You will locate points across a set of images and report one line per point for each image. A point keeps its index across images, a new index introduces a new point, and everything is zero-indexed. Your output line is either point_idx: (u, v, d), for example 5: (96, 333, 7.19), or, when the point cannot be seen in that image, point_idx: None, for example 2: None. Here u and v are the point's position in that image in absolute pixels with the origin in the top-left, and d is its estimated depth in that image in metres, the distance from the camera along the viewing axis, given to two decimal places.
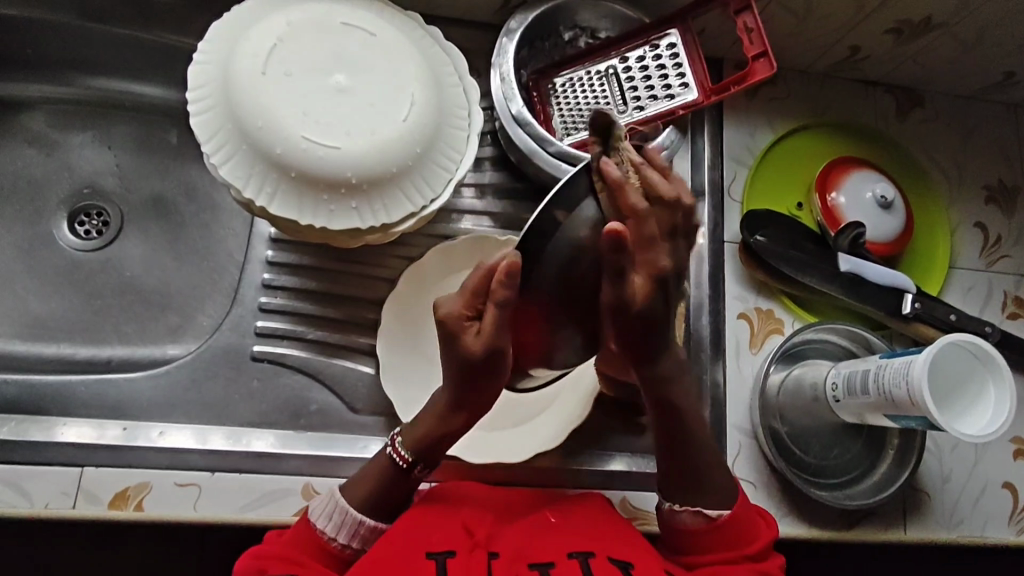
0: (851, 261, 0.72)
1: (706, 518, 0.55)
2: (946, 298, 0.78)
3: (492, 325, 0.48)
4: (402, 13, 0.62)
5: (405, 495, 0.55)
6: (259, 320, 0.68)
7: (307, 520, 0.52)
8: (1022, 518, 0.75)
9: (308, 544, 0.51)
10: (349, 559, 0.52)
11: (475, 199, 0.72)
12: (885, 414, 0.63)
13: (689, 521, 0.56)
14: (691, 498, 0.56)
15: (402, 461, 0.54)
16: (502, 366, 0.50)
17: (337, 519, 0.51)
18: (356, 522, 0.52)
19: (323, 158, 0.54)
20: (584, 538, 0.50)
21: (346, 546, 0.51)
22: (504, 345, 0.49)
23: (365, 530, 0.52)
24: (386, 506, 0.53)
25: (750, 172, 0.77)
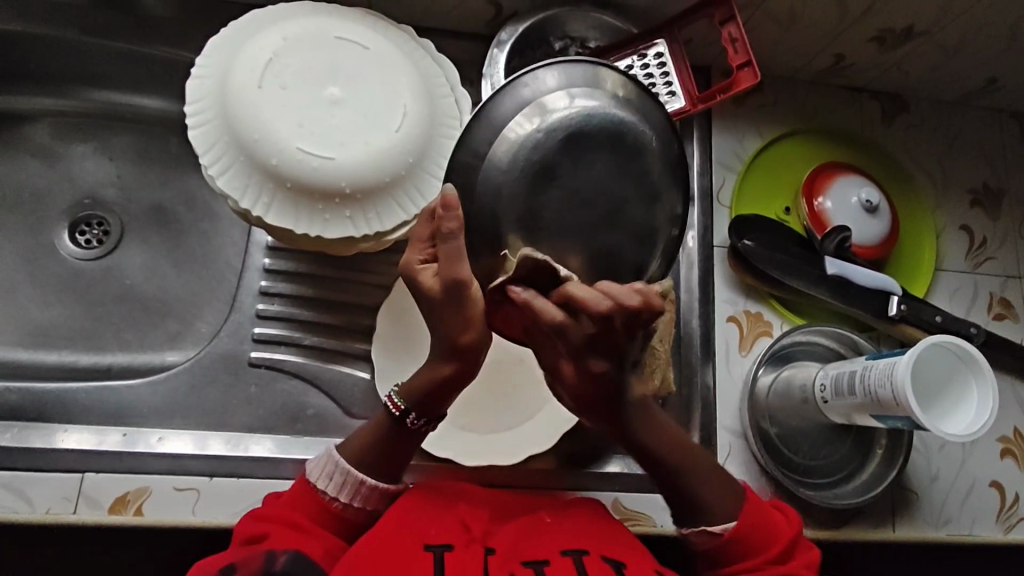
0: (839, 265, 0.73)
1: (710, 536, 0.53)
2: (932, 301, 0.80)
3: (444, 258, 0.46)
4: (394, 26, 0.63)
5: (398, 451, 0.54)
6: (257, 327, 0.69)
7: (307, 480, 0.53)
8: (1010, 517, 0.76)
9: (308, 507, 0.52)
10: (352, 521, 0.53)
11: None
12: (872, 414, 0.64)
13: (697, 541, 0.54)
14: (693, 518, 0.54)
15: (394, 408, 0.53)
16: (468, 308, 0.48)
17: (338, 479, 0.52)
18: (356, 482, 0.53)
19: (318, 169, 0.55)
20: (580, 534, 0.52)
21: (349, 505, 0.53)
22: (459, 278, 0.46)
23: (365, 490, 0.53)
24: (378, 461, 0.54)
25: (738, 178, 0.78)
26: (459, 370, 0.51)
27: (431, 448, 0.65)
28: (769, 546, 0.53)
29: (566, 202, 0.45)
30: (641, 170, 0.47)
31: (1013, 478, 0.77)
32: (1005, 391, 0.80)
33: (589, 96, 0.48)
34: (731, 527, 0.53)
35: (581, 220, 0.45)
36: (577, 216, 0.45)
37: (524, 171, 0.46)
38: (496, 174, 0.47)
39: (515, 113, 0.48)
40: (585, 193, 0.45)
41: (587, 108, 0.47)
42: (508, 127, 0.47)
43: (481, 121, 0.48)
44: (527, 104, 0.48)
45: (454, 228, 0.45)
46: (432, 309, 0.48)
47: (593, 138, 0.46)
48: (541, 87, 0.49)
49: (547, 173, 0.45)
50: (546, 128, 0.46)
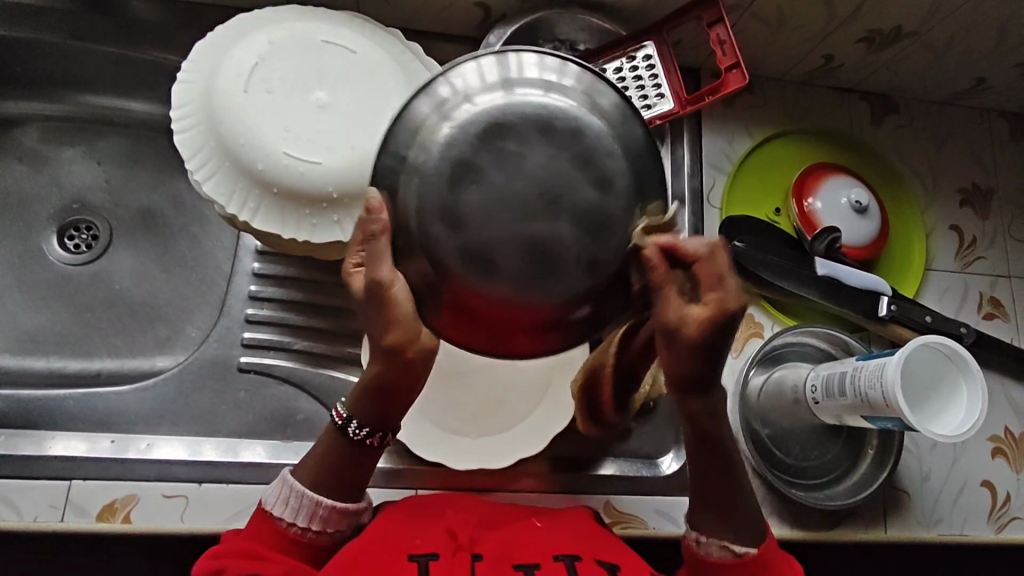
0: (828, 265, 0.73)
1: (732, 554, 0.52)
2: (923, 301, 0.80)
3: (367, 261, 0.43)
4: (383, 30, 0.63)
5: (352, 470, 0.52)
6: (246, 332, 0.69)
7: (264, 509, 0.52)
8: (1001, 516, 0.76)
9: (266, 535, 0.51)
10: (312, 543, 0.51)
11: None
12: (863, 415, 0.64)
13: (714, 554, 0.53)
14: (719, 530, 0.53)
15: (337, 419, 0.52)
16: (391, 311, 0.44)
17: (293, 504, 0.51)
18: (312, 503, 0.51)
19: (305, 173, 0.55)
20: (570, 538, 0.52)
21: (307, 530, 0.51)
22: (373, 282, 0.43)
23: (321, 511, 0.51)
24: (330, 480, 0.52)
25: (728, 179, 0.79)
26: (396, 375, 0.48)
27: (421, 453, 0.65)
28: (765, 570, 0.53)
29: (494, 198, 0.40)
30: (596, 175, 0.42)
31: (1003, 477, 0.77)
32: (995, 390, 0.80)
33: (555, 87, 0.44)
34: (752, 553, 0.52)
35: (513, 219, 0.40)
36: (504, 214, 0.40)
37: (452, 154, 0.41)
38: (423, 157, 0.42)
39: (465, 92, 0.43)
40: (522, 191, 0.40)
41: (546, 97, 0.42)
42: (442, 107, 0.43)
43: (420, 100, 0.44)
44: (480, 89, 0.43)
45: (375, 232, 0.42)
46: (363, 315, 0.46)
47: (532, 131, 0.42)
48: (508, 70, 0.44)
49: (474, 168, 0.41)
50: (484, 116, 0.42)
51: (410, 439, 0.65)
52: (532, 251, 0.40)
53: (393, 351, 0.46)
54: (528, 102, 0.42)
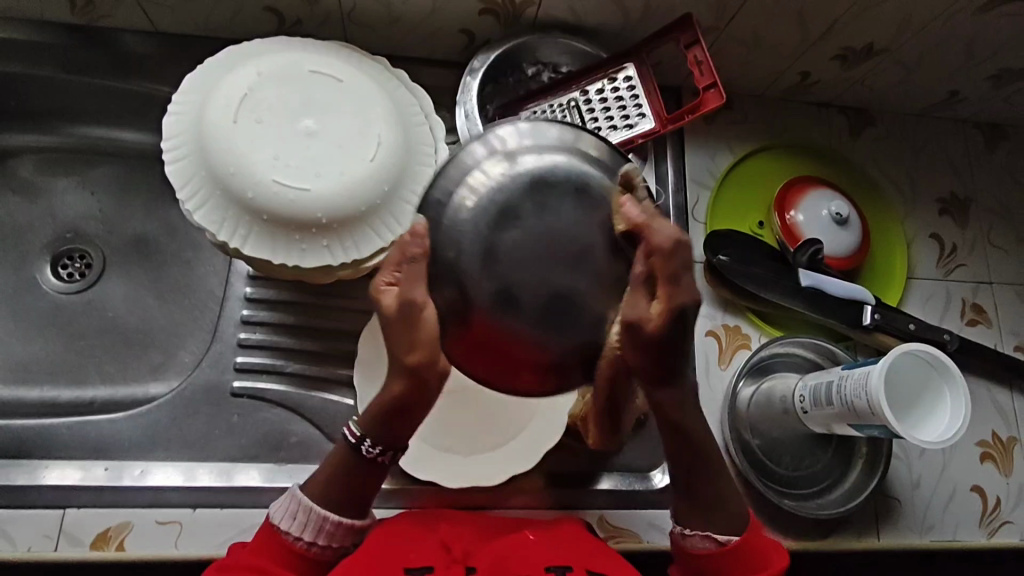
0: (812, 276, 0.74)
1: (716, 542, 0.54)
2: (906, 309, 0.81)
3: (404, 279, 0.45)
4: (368, 58, 0.65)
5: (360, 487, 0.53)
6: (239, 356, 0.70)
7: (271, 524, 0.52)
8: (992, 520, 0.77)
9: (272, 549, 0.51)
10: (317, 559, 0.52)
11: None
12: (850, 423, 0.65)
13: (699, 546, 0.54)
14: (705, 522, 0.54)
15: (351, 438, 0.53)
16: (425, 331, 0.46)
17: (302, 518, 0.52)
18: (319, 518, 0.52)
19: (295, 200, 0.56)
20: (563, 550, 0.51)
21: (312, 544, 0.52)
22: (415, 299, 0.45)
23: (328, 526, 0.52)
24: (337, 494, 0.53)
25: (711, 193, 0.80)
26: (413, 398, 0.49)
27: (413, 472, 0.65)
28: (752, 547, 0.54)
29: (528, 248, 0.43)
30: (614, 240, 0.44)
31: (993, 482, 0.78)
32: (982, 395, 0.81)
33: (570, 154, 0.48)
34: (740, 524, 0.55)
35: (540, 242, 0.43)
36: (537, 268, 0.43)
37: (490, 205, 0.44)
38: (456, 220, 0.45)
39: (492, 156, 0.46)
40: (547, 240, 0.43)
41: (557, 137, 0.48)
42: (486, 176, 0.45)
43: (477, 143, 0.48)
44: (541, 131, 0.48)
45: (418, 250, 0.45)
46: (388, 333, 0.47)
47: (563, 188, 0.45)
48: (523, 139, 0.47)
49: (506, 215, 0.44)
50: (509, 174, 0.45)
51: (404, 458, 0.66)
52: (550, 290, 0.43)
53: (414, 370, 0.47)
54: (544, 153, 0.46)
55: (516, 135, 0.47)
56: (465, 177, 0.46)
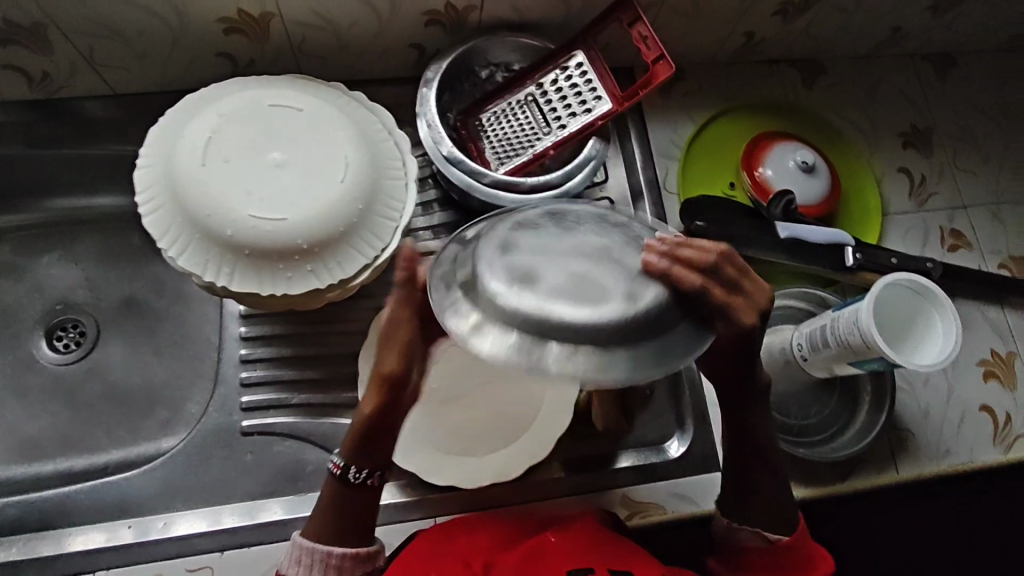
0: (789, 227, 0.76)
1: (764, 541, 0.55)
2: (887, 244, 0.83)
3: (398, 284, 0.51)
4: (325, 85, 0.66)
5: (355, 515, 0.52)
6: (244, 396, 0.70)
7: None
8: (1005, 437, 0.78)
9: None
10: None
11: (432, 239, 0.75)
12: (849, 362, 0.66)
13: (745, 540, 0.56)
14: (748, 515, 0.57)
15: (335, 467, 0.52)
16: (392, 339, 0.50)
17: (307, 561, 0.51)
18: (323, 557, 0.51)
19: (273, 231, 0.57)
20: (584, 552, 0.50)
21: None
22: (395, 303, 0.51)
23: (334, 561, 0.51)
24: (335, 530, 0.52)
25: (679, 163, 0.82)
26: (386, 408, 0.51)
27: (433, 481, 0.66)
28: (790, 568, 0.54)
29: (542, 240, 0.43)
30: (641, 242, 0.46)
31: (1000, 399, 0.79)
32: (975, 316, 0.82)
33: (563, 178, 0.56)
34: (785, 539, 0.55)
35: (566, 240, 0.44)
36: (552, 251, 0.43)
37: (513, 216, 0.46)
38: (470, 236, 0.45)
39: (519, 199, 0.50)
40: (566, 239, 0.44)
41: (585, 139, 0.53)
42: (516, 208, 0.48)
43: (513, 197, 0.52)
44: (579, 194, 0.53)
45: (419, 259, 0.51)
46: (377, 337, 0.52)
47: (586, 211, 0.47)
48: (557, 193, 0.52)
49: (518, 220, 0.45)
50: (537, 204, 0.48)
51: (422, 471, 0.66)
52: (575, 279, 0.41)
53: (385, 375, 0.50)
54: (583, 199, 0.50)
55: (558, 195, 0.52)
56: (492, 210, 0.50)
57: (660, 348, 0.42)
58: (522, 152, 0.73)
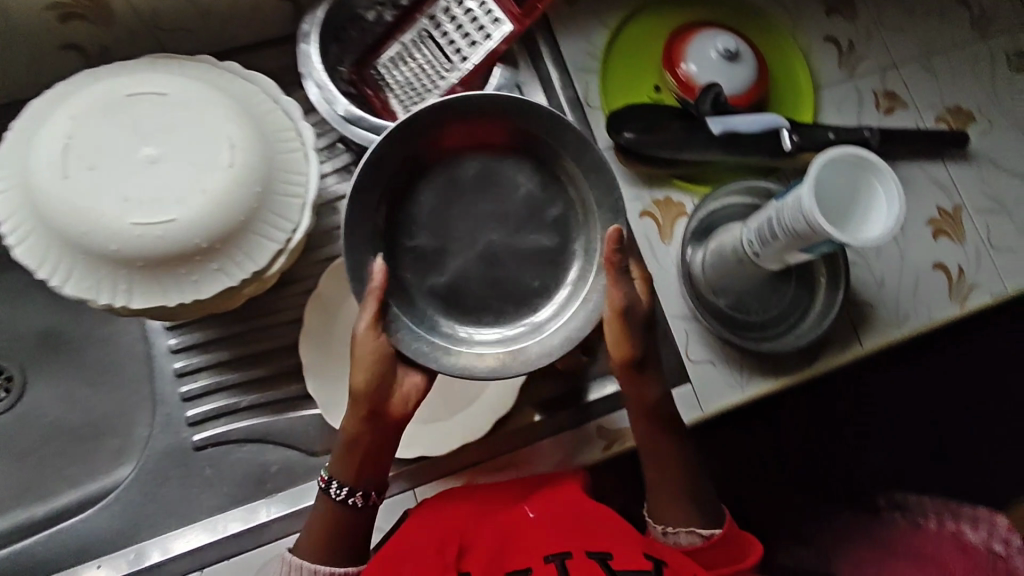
0: (721, 122, 0.72)
1: (701, 537, 0.58)
2: (822, 120, 0.80)
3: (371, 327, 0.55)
4: (190, 61, 0.59)
5: (349, 535, 0.58)
6: (188, 411, 0.66)
7: None
8: (960, 290, 0.78)
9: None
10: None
11: None
12: (801, 249, 0.64)
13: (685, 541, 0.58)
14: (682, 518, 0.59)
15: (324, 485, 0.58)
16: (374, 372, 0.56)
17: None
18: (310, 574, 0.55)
19: (164, 235, 0.51)
20: (561, 533, 0.52)
21: None
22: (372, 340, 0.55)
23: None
24: (329, 549, 0.57)
25: (599, 75, 0.77)
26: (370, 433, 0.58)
27: (406, 454, 0.66)
28: (723, 559, 0.57)
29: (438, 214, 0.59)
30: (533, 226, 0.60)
31: (952, 253, 0.79)
32: (920, 176, 0.80)
33: (518, 168, 0.60)
34: (717, 532, 0.58)
35: (461, 223, 0.60)
36: (448, 220, 0.60)
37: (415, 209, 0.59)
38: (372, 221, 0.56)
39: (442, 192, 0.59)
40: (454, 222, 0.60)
41: (552, 116, 0.56)
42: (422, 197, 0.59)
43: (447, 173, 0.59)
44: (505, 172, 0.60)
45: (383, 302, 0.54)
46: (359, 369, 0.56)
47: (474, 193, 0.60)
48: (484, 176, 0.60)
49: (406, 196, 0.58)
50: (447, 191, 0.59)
51: None
52: (439, 255, 0.59)
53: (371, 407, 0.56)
54: (494, 184, 0.60)
55: (479, 178, 0.60)
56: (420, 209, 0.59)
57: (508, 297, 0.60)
58: (430, 95, 0.68)
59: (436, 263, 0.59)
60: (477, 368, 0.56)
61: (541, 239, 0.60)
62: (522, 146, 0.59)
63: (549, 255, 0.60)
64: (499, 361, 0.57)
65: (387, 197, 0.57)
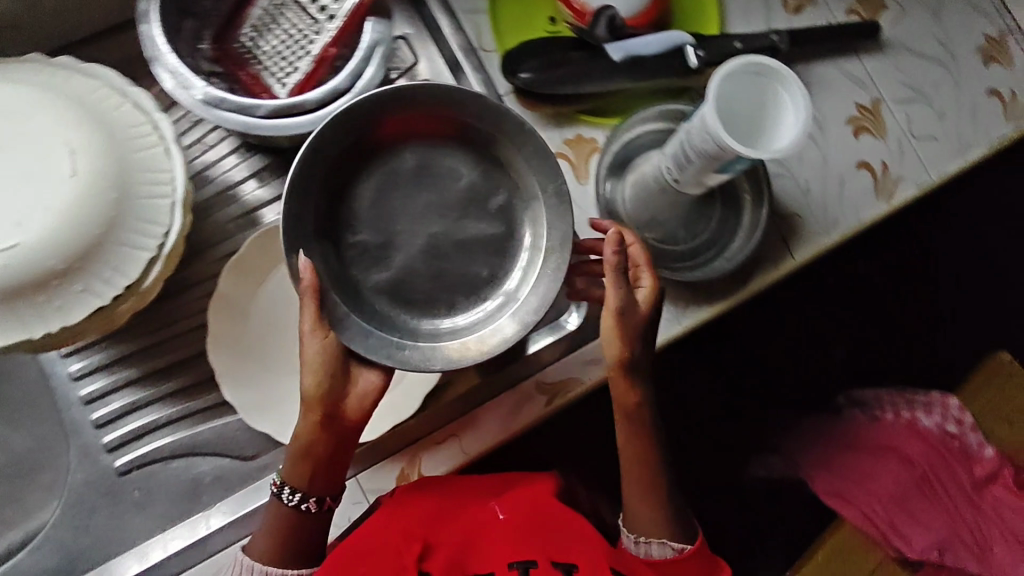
0: (621, 47, 0.69)
1: (672, 550, 0.61)
2: (729, 31, 0.76)
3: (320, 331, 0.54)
4: (12, 62, 0.53)
5: (306, 536, 0.58)
6: (105, 436, 0.63)
7: None
8: (886, 186, 0.76)
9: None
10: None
11: (257, 188, 0.69)
12: (717, 171, 0.61)
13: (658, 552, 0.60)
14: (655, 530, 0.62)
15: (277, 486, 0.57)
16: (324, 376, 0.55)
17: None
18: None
19: (10, 262, 0.46)
20: (529, 541, 0.57)
21: None
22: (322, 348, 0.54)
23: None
24: (286, 551, 0.57)
25: (488, 13, 0.72)
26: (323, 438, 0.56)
27: None
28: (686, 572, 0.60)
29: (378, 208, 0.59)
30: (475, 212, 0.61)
31: (875, 151, 0.77)
32: (835, 74, 0.77)
33: (460, 159, 0.60)
34: (687, 547, 0.61)
35: (402, 215, 0.59)
36: (388, 212, 0.59)
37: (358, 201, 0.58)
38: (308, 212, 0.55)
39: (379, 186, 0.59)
40: (395, 215, 0.59)
41: (492, 105, 0.57)
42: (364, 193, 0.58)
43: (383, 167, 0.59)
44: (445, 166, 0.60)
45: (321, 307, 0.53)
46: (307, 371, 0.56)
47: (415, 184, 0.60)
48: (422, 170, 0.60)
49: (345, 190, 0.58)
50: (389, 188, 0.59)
51: None
52: (380, 250, 0.59)
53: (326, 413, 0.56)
54: (434, 175, 0.60)
55: (418, 170, 0.60)
56: (366, 206, 0.59)
57: (453, 287, 0.60)
58: (302, 61, 0.63)
59: (382, 258, 0.59)
60: (433, 359, 0.55)
61: (486, 228, 0.60)
62: (463, 137, 0.60)
63: (497, 242, 0.60)
64: (453, 350, 0.56)
65: (326, 192, 0.57)
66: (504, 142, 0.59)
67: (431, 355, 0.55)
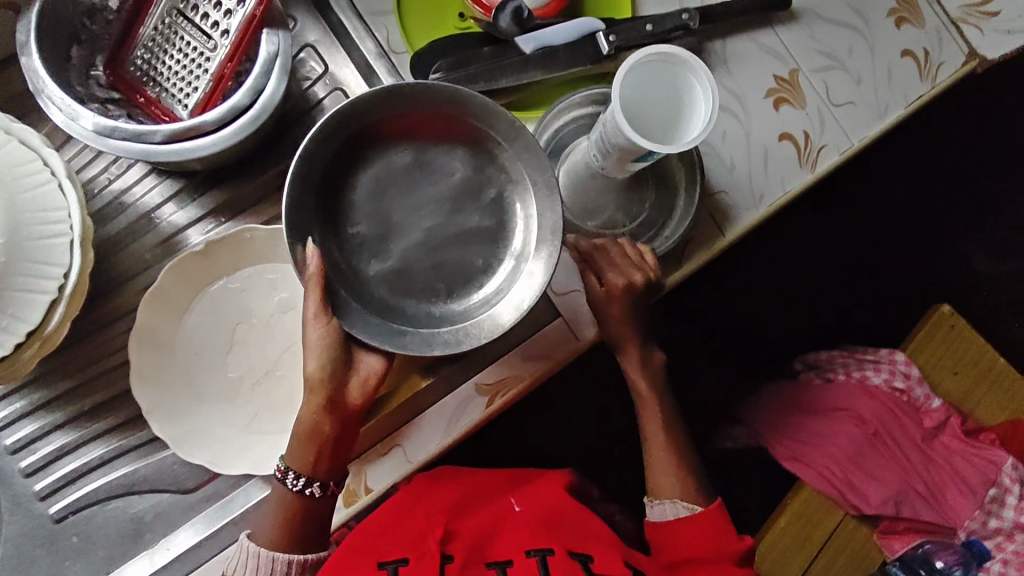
0: (531, 38, 0.68)
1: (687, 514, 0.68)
2: (643, 12, 0.75)
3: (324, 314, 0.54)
4: None
5: (315, 522, 0.58)
6: (36, 485, 0.62)
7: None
8: (810, 155, 0.77)
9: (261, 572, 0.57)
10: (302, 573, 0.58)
11: (175, 212, 0.67)
12: (636, 160, 0.60)
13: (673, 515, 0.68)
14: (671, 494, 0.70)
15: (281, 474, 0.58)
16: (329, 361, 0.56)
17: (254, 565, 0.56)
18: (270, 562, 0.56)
19: None
20: (544, 531, 0.61)
21: None
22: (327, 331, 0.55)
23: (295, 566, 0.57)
24: (296, 536, 0.58)
25: (395, 14, 0.70)
26: (331, 424, 0.57)
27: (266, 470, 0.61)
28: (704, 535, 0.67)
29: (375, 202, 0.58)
30: (467, 202, 0.59)
31: (797, 121, 0.77)
32: (748, 48, 0.77)
33: (451, 154, 0.59)
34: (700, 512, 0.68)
35: (396, 207, 0.58)
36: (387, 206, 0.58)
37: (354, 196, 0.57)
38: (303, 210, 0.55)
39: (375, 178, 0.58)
40: (388, 209, 0.58)
41: (490, 101, 0.56)
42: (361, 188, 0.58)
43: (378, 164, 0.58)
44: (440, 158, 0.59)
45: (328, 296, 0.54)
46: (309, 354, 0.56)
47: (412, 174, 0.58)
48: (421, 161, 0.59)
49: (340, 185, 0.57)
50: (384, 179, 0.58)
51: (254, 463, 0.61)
52: (379, 244, 0.58)
53: (331, 399, 0.56)
54: (427, 168, 0.59)
55: (413, 163, 0.59)
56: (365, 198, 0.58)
57: (452, 278, 0.59)
58: (198, 81, 0.61)
59: (379, 250, 0.58)
60: (433, 342, 0.55)
61: (480, 220, 0.59)
62: (463, 134, 0.58)
63: (490, 233, 0.59)
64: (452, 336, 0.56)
65: (317, 188, 0.56)
66: (497, 136, 0.58)
67: (432, 338, 0.56)
